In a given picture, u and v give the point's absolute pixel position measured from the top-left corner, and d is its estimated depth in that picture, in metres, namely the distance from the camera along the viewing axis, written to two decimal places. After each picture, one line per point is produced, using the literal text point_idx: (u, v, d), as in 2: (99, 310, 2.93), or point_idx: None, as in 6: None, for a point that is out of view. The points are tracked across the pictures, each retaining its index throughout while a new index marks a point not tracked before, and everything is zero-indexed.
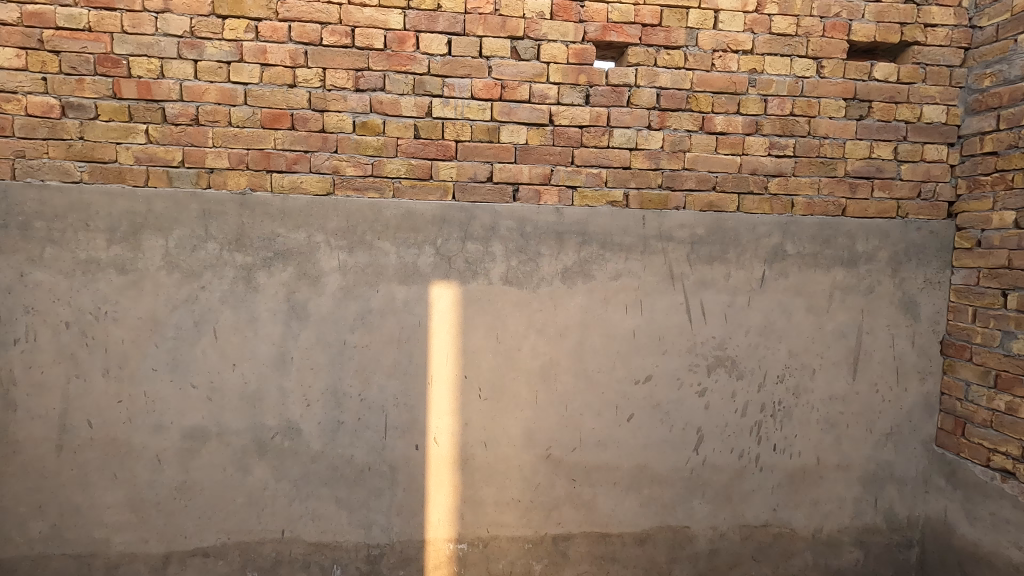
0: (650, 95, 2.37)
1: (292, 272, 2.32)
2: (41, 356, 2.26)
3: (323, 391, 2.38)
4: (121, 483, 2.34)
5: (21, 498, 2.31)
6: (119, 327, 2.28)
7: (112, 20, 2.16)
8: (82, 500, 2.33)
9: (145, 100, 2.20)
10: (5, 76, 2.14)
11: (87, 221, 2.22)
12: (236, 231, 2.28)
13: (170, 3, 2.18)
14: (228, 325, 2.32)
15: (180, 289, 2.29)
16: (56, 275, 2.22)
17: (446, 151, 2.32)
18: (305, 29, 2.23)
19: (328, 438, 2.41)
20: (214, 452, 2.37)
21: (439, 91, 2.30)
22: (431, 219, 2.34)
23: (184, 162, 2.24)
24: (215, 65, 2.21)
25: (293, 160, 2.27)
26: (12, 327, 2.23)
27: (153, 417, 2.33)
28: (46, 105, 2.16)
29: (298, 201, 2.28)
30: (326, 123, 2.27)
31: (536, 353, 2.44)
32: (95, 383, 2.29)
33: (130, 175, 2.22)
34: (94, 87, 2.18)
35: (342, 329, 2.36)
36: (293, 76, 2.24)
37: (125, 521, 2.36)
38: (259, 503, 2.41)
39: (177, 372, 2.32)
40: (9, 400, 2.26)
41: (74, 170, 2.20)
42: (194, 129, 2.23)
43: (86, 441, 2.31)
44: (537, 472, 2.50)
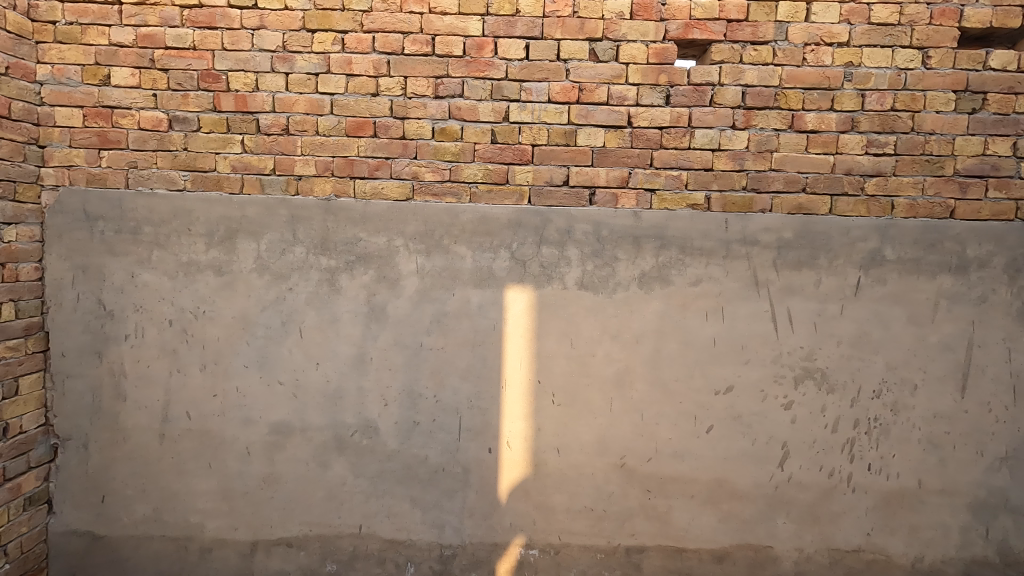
0: (735, 94, 2.27)
1: (372, 275, 2.39)
2: (147, 351, 2.44)
3: (399, 391, 2.43)
4: (214, 472, 2.49)
5: (127, 482, 2.50)
6: (215, 325, 2.43)
7: (214, 38, 2.31)
8: (180, 487, 2.50)
9: (242, 112, 2.34)
10: (121, 94, 2.33)
11: (189, 226, 2.38)
12: (321, 235, 2.37)
13: (265, 20, 2.31)
14: (312, 325, 2.42)
15: (270, 291, 2.41)
16: (161, 276, 2.40)
17: (523, 155, 2.32)
18: (388, 40, 2.30)
19: (404, 438, 2.46)
20: (298, 447, 2.48)
21: (516, 95, 2.30)
22: (507, 223, 2.34)
23: (275, 170, 2.36)
24: (304, 77, 2.32)
25: (375, 166, 2.34)
26: (123, 323, 2.42)
27: (244, 411, 2.46)
28: (155, 120, 2.34)
29: (378, 207, 2.35)
30: (406, 130, 2.33)
31: (611, 359, 2.40)
32: (193, 378, 2.45)
33: (227, 183, 2.37)
34: (197, 102, 2.34)
35: (419, 331, 2.41)
36: (377, 85, 2.32)
37: (216, 508, 2.51)
38: (338, 498, 2.50)
39: (265, 369, 2.44)
40: (120, 390, 2.46)
41: (178, 179, 2.37)
42: (285, 139, 2.35)
43: (184, 432, 2.47)
44: (610, 481, 2.45)
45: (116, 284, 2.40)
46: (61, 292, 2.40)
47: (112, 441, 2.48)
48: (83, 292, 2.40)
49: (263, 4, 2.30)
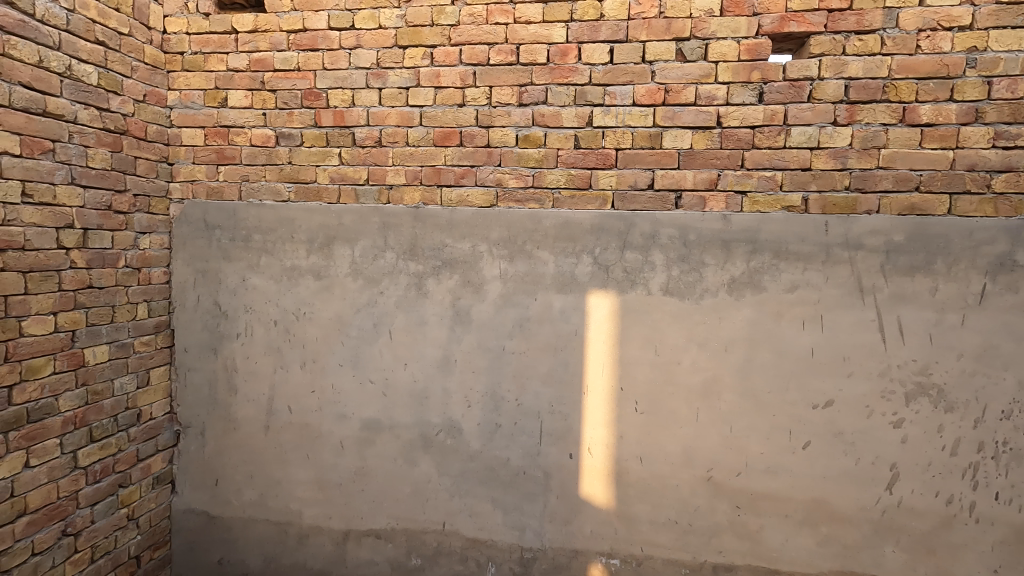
0: (837, 88, 2.13)
1: (457, 280, 2.46)
2: (255, 349, 2.66)
3: (482, 393, 2.49)
4: (312, 463, 2.67)
5: (237, 468, 2.74)
6: (314, 326, 2.60)
7: (316, 59, 2.49)
8: (281, 475, 2.70)
9: (340, 127, 2.50)
10: (237, 115, 2.57)
11: (292, 234, 2.57)
12: (410, 241, 2.48)
13: (361, 40, 2.45)
14: (401, 327, 2.53)
15: (362, 294, 2.55)
16: (268, 280, 2.61)
17: (606, 160, 2.31)
18: (474, 51, 2.37)
19: (486, 439, 2.51)
20: (387, 443, 2.60)
21: (600, 100, 2.29)
22: (590, 227, 2.33)
23: (369, 180, 2.50)
24: (396, 91, 2.44)
25: (461, 174, 2.42)
26: (235, 323, 2.66)
27: (338, 407, 2.62)
28: (265, 136, 2.55)
29: (464, 213, 2.42)
30: (491, 139, 2.38)
31: (697, 368, 2.32)
32: (294, 374, 2.64)
33: (326, 194, 2.53)
34: (301, 119, 2.52)
35: (501, 336, 2.45)
36: (463, 96, 2.39)
37: (313, 497, 2.68)
38: (423, 495, 2.59)
39: (358, 368, 2.58)
40: (232, 383, 2.69)
41: (284, 191, 2.56)
42: (378, 150, 2.48)
43: (286, 424, 2.67)
44: (696, 495, 2.36)
45: (230, 287, 2.64)
46: (185, 294, 2.68)
47: (225, 430, 2.73)
48: (203, 294, 2.66)
49: (360, 25, 2.45)
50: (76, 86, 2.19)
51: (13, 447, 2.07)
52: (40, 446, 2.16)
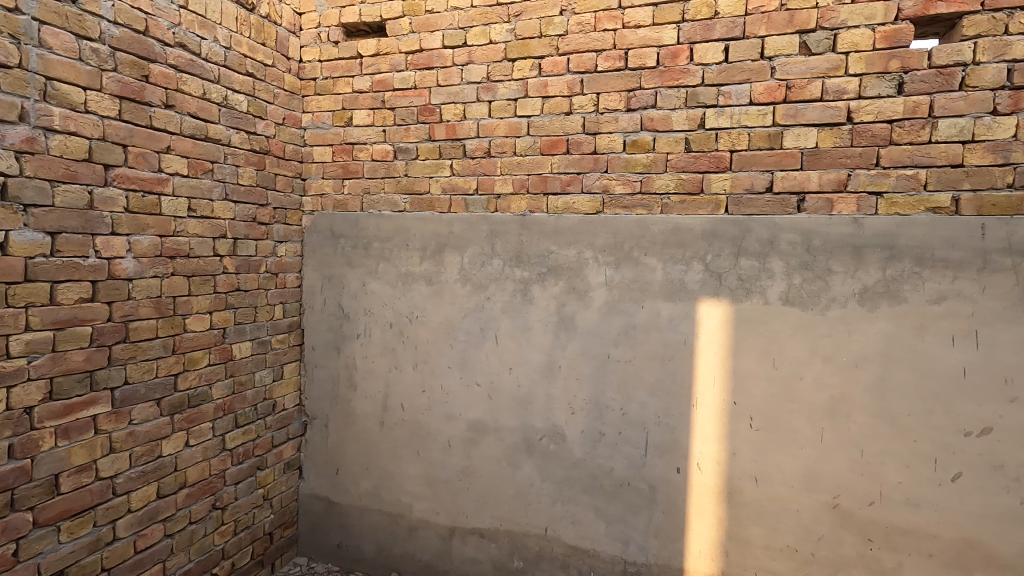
0: (997, 72, 1.89)
1: (562, 286, 2.48)
2: (373, 349, 2.85)
3: (586, 400, 2.48)
4: (422, 460, 2.81)
5: (355, 460, 2.95)
6: (425, 329, 2.74)
7: (431, 77, 2.64)
8: (394, 469, 2.87)
9: (452, 139, 2.62)
10: (360, 132, 2.78)
11: (407, 242, 2.73)
12: (517, 248, 2.54)
13: (473, 56, 2.56)
14: (506, 332, 2.59)
15: (471, 300, 2.64)
16: (385, 285, 2.79)
17: (720, 162, 2.21)
18: (582, 59, 2.38)
19: (589, 447, 2.49)
20: (492, 445, 2.66)
21: (714, 100, 2.21)
22: (701, 233, 2.25)
23: (478, 190, 2.59)
24: (505, 103, 2.52)
25: (567, 182, 2.44)
26: (356, 324, 2.87)
27: (447, 408, 2.73)
28: (384, 151, 2.74)
29: (570, 220, 2.44)
30: (598, 145, 2.38)
31: (822, 384, 2.14)
32: (407, 374, 2.79)
33: (439, 204, 2.67)
34: (417, 133, 2.68)
35: (606, 343, 2.42)
36: (570, 104, 2.41)
37: (422, 492, 2.82)
38: (526, 498, 2.63)
39: (466, 371, 2.68)
40: (352, 380, 2.91)
41: (400, 202, 2.73)
42: (487, 161, 2.56)
43: (399, 421, 2.83)
44: (820, 522, 2.18)
45: (351, 292, 2.86)
46: (313, 297, 2.94)
47: (345, 423, 2.95)
48: (329, 297, 2.91)
49: (472, 42, 2.56)
50: (230, 114, 2.50)
51: (177, 428, 2.38)
52: (197, 428, 2.47)
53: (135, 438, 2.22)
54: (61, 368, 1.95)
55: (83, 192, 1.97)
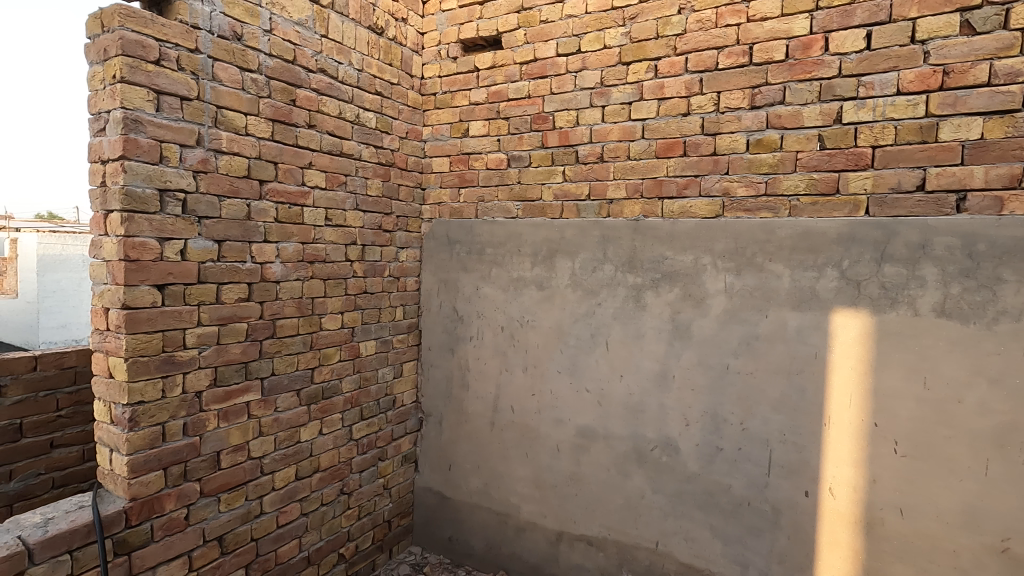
0: None
1: (677, 293, 2.40)
2: (484, 351, 2.95)
3: (702, 412, 2.37)
4: (530, 462, 2.85)
5: (466, 457, 3.06)
6: (536, 333, 2.78)
7: (545, 85, 2.68)
8: (503, 469, 2.94)
9: (564, 146, 2.64)
10: (476, 143, 2.89)
11: (519, 248, 2.79)
12: (629, 254, 2.50)
13: (587, 62, 2.57)
14: (618, 339, 2.56)
15: (581, 305, 2.64)
16: (497, 289, 2.88)
17: (860, 160, 2.02)
18: (702, 58, 2.30)
19: (705, 462, 2.38)
20: (601, 452, 2.64)
21: (853, 92, 2.03)
22: (836, 237, 2.07)
23: (590, 196, 2.59)
24: (619, 107, 2.49)
25: (684, 185, 2.36)
26: (469, 327, 2.98)
27: (556, 412, 2.75)
28: (498, 160, 2.82)
29: (686, 225, 2.36)
30: (718, 146, 2.28)
31: (987, 409, 1.87)
32: (517, 377, 2.85)
33: (550, 210, 2.70)
34: (530, 141, 2.73)
35: (725, 353, 2.31)
36: (688, 105, 2.34)
37: (530, 494, 2.86)
38: (636, 509, 2.57)
39: (575, 376, 2.68)
40: (465, 380, 3.03)
41: (513, 209, 2.80)
42: (600, 166, 2.55)
43: (508, 423, 2.90)
44: (983, 566, 1.91)
45: (465, 295, 2.98)
46: (431, 300, 3.11)
47: (458, 422, 3.07)
48: (444, 300, 3.06)
49: (586, 48, 2.57)
50: (362, 131, 2.72)
51: (312, 417, 2.62)
52: (329, 418, 2.71)
53: (279, 424, 2.48)
54: (223, 358, 2.23)
55: (243, 205, 2.24)
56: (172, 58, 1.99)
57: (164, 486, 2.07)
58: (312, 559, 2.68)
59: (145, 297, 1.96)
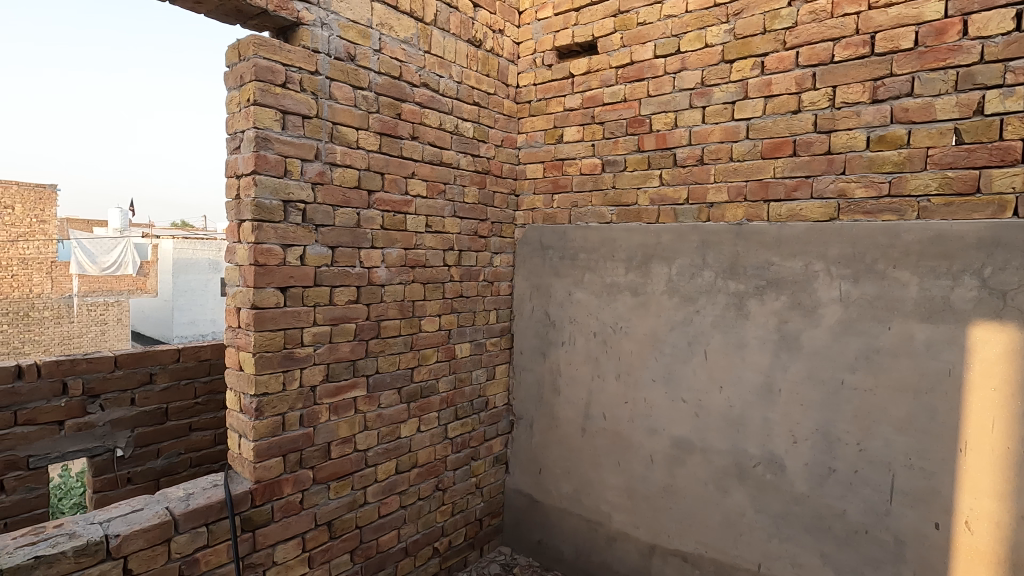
0: None
1: (785, 301, 2.26)
2: (576, 356, 2.94)
3: (812, 430, 2.22)
4: (622, 471, 2.80)
5: (557, 462, 3.07)
6: (629, 340, 2.73)
7: (642, 88, 2.64)
8: (595, 476, 2.91)
9: (662, 149, 2.58)
10: (570, 148, 2.90)
11: (613, 253, 2.76)
12: (731, 260, 2.39)
13: (686, 62, 2.50)
14: (717, 348, 2.45)
15: (678, 312, 2.56)
16: (590, 294, 2.87)
17: (1007, 154, 1.81)
18: (814, 51, 2.16)
19: (815, 483, 2.22)
20: (698, 466, 2.54)
21: (998, 80, 1.82)
22: (974, 241, 1.86)
23: (689, 199, 2.51)
24: (721, 107, 2.40)
25: (793, 187, 2.22)
26: (561, 332, 2.99)
27: (650, 421, 2.69)
28: (593, 165, 2.81)
29: (796, 228, 2.22)
30: (833, 144, 2.13)
31: None
32: (609, 384, 2.82)
33: (646, 215, 2.65)
34: (625, 146, 2.70)
35: (840, 367, 2.14)
36: (799, 101, 2.20)
37: (622, 504, 2.81)
38: (737, 528, 2.45)
39: (671, 385, 2.60)
40: (556, 385, 3.04)
41: (607, 214, 2.77)
42: (699, 169, 2.47)
43: (600, 430, 2.87)
44: None
45: (558, 300, 2.99)
46: (523, 304, 3.15)
47: (549, 426, 3.09)
48: (536, 305, 3.09)
49: (686, 48, 2.50)
50: (460, 140, 2.83)
51: (411, 414, 2.75)
52: (426, 416, 2.82)
53: (382, 419, 2.62)
54: (334, 356, 2.40)
55: (354, 214, 2.41)
56: (296, 81, 2.18)
57: (283, 471, 2.27)
58: (410, 550, 2.80)
59: (270, 298, 2.16)
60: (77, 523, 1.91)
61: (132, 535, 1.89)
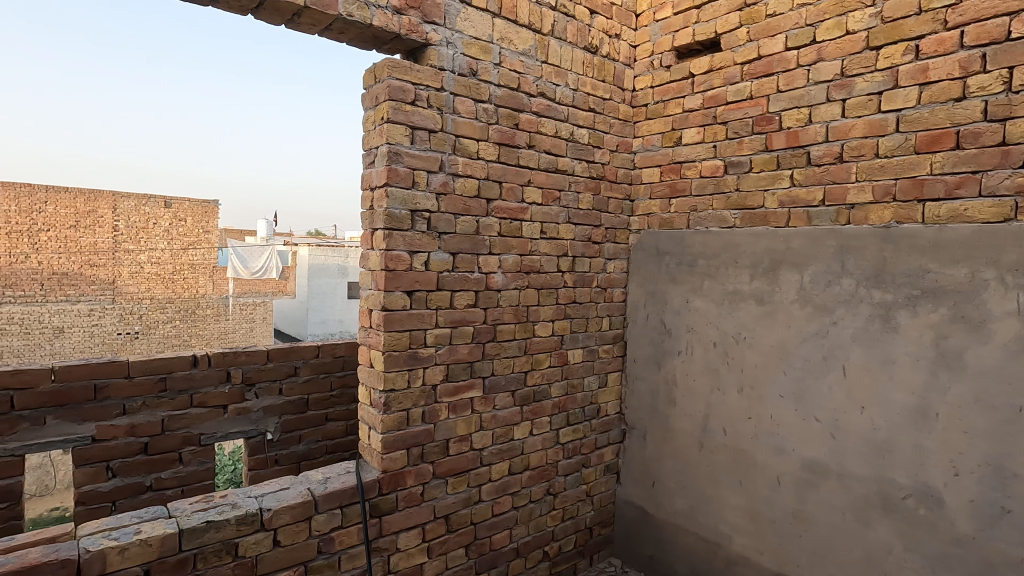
0: None
1: (945, 314, 2.00)
2: (694, 367, 2.82)
3: (979, 462, 1.94)
4: (744, 491, 2.64)
5: (671, 476, 2.96)
6: (754, 352, 2.57)
7: (770, 84, 2.48)
8: (713, 494, 2.77)
9: (793, 147, 2.40)
10: (689, 151, 2.80)
11: (736, 259, 2.62)
12: (876, 266, 2.16)
13: (823, 52, 2.31)
14: (858, 364, 2.23)
15: (811, 323, 2.37)
16: (710, 302, 2.74)
17: None
18: (984, 29, 1.91)
19: (982, 524, 1.95)
20: (834, 492, 2.33)
21: None
22: None
23: (825, 201, 2.31)
24: (865, 99, 2.19)
25: (956, 184, 1.97)
26: (677, 341, 2.89)
27: (777, 440, 2.50)
28: (714, 167, 2.68)
29: (959, 231, 1.96)
30: (1008, 134, 1.85)
31: None
32: (731, 397, 2.67)
33: (774, 218, 2.48)
34: (751, 145, 2.55)
35: (1017, 392, 1.85)
36: (963, 87, 1.95)
37: (744, 526, 2.65)
38: (881, 566, 2.21)
39: (802, 403, 2.41)
40: (671, 396, 2.93)
41: (730, 218, 2.64)
42: (838, 167, 2.27)
43: (720, 446, 2.72)
44: None
45: (674, 308, 2.89)
46: (637, 311, 3.09)
47: (663, 438, 2.99)
48: (651, 312, 3.01)
49: (823, 37, 2.31)
50: (576, 147, 2.84)
51: (524, 417, 2.80)
52: (539, 419, 2.86)
53: (496, 420, 2.70)
54: (454, 357, 2.51)
55: (473, 221, 2.51)
56: (424, 98, 2.33)
57: (406, 463, 2.41)
58: (521, 551, 2.85)
59: (397, 301, 2.32)
60: (238, 495, 2.18)
61: (281, 510, 2.12)
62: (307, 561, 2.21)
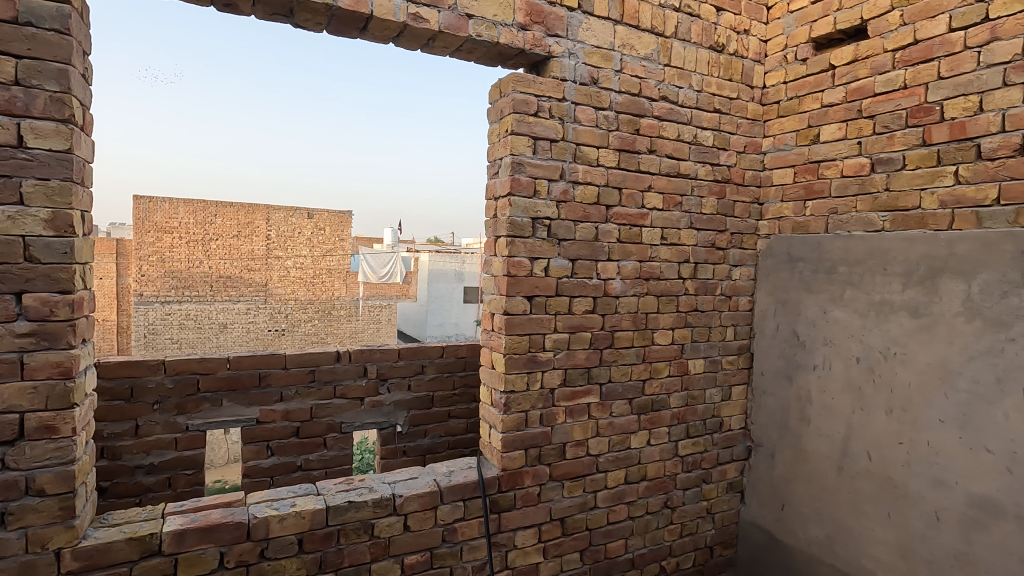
0: None
1: None
2: (833, 384, 2.59)
3: None
4: (894, 525, 2.38)
5: (805, 501, 2.73)
6: (907, 370, 2.31)
7: (929, 70, 2.23)
8: (855, 525, 2.52)
9: (958, 140, 2.15)
10: (829, 149, 2.58)
11: (885, 266, 2.37)
12: None
13: (998, 31, 2.04)
14: None
15: (981, 340, 2.08)
16: (852, 313, 2.50)
17: None
18: None
19: None
20: (1009, 536, 2.03)
21: None
22: None
23: (999, 199, 2.04)
24: None
25: None
26: (813, 354, 2.67)
27: (935, 471, 2.23)
28: (858, 165, 2.46)
29: None
30: None
31: None
32: (877, 419, 2.42)
33: (933, 220, 2.22)
34: (904, 140, 2.30)
35: None
36: None
37: (893, 564, 2.38)
38: None
39: (968, 430, 2.12)
40: (805, 413, 2.72)
41: (877, 221, 2.40)
42: (1017, 160, 1.99)
43: (864, 472, 2.48)
44: None
45: (809, 319, 2.68)
46: (765, 322, 2.90)
47: (795, 459, 2.78)
48: (782, 323, 2.81)
49: (998, 14, 2.05)
50: (699, 150, 2.75)
51: (642, 426, 2.76)
52: (657, 429, 2.80)
53: (613, 427, 2.68)
54: (571, 362, 2.55)
55: (593, 228, 2.53)
56: (546, 109, 2.40)
57: (525, 463, 2.49)
58: (637, 562, 2.80)
59: (519, 306, 2.40)
60: (374, 480, 2.40)
61: (411, 497, 2.29)
62: (433, 548, 2.36)
